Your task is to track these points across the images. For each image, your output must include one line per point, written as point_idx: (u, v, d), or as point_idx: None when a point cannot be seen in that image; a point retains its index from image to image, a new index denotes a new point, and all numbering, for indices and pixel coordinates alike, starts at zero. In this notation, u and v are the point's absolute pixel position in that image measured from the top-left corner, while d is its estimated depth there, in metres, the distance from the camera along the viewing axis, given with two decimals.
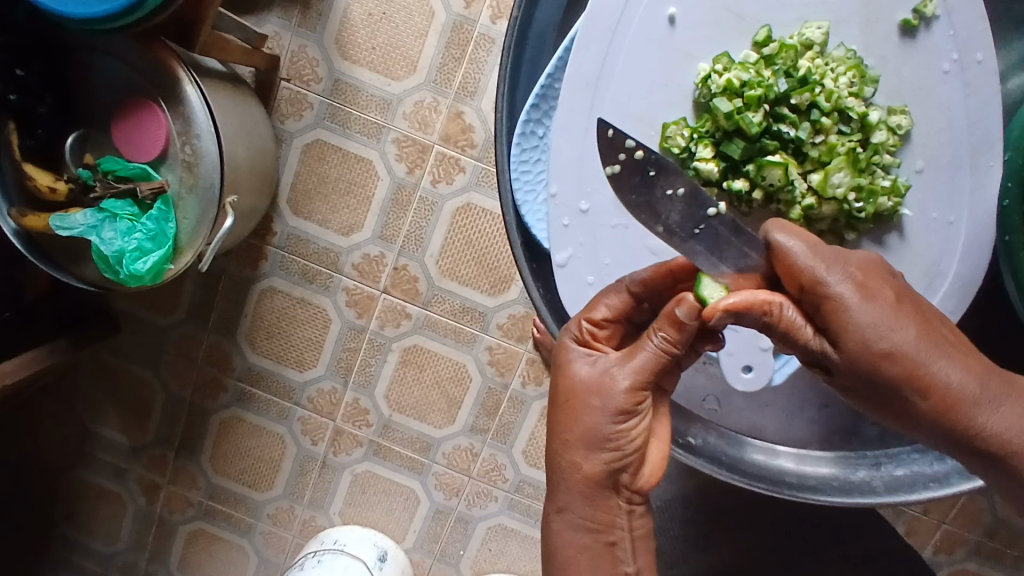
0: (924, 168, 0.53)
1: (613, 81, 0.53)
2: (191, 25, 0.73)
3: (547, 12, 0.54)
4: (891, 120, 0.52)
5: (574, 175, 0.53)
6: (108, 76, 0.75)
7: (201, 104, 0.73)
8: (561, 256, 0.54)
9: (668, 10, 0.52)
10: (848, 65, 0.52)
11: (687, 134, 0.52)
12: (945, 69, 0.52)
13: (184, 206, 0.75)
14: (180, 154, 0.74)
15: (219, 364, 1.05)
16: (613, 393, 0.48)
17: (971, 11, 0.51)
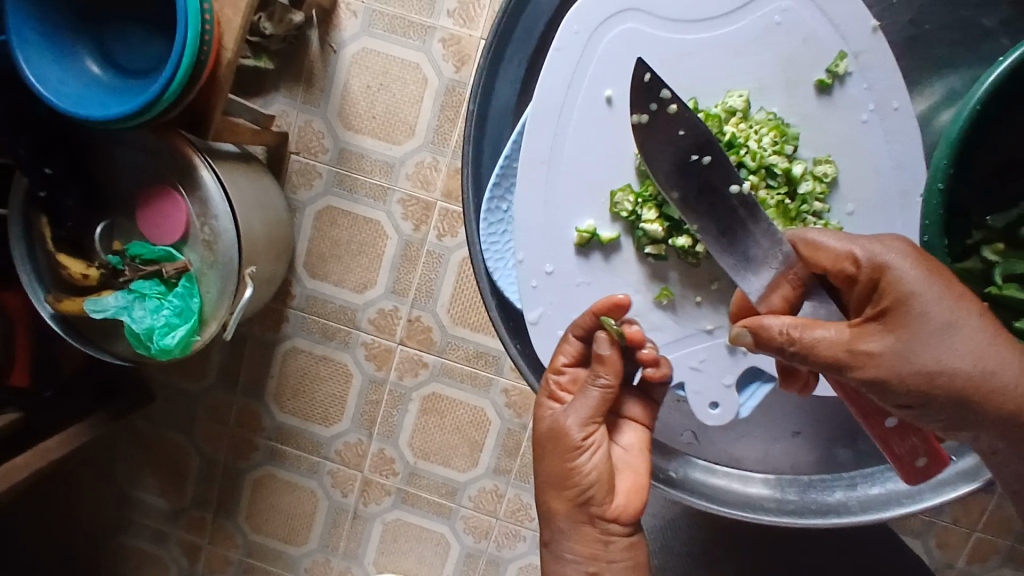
0: (854, 211, 0.56)
1: (563, 157, 0.57)
2: (203, 115, 0.78)
3: (504, 95, 0.58)
4: (817, 169, 0.55)
5: (540, 242, 0.58)
6: (128, 165, 0.82)
7: (217, 187, 0.78)
8: (533, 313, 0.59)
9: (605, 91, 0.56)
10: (769, 127, 0.55)
11: (633, 199, 0.56)
12: (864, 118, 0.55)
13: (207, 281, 0.81)
14: (200, 234, 0.80)
15: (249, 425, 1.09)
16: (563, 430, 0.55)
17: (883, 64, 0.54)
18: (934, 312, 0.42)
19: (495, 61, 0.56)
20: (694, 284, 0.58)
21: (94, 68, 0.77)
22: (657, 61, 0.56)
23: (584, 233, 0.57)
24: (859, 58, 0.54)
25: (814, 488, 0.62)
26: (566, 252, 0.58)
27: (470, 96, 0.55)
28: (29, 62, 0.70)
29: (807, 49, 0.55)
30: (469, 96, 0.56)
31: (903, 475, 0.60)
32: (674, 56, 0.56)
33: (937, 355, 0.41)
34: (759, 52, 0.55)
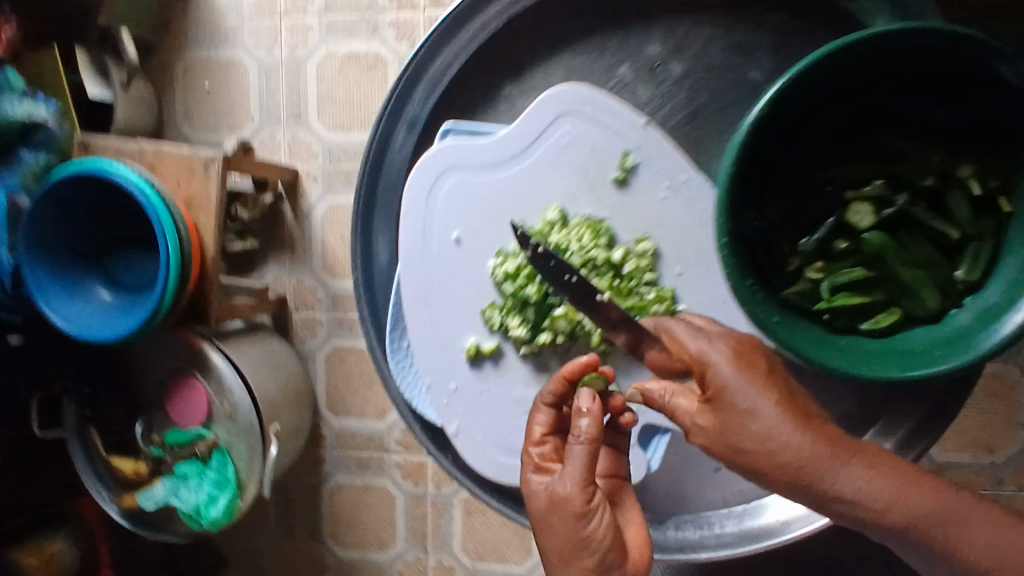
0: (682, 270, 0.64)
1: (435, 295, 0.69)
2: (202, 306, 0.90)
3: (385, 261, 0.73)
4: (636, 249, 0.65)
5: (438, 365, 0.69)
6: (151, 367, 0.93)
7: (226, 365, 0.89)
8: (452, 425, 0.68)
9: (452, 236, 0.68)
10: (585, 226, 0.65)
11: (497, 312, 0.67)
12: (662, 196, 0.64)
13: (235, 449, 0.90)
14: (221, 409, 0.90)
15: (315, 566, 1.16)
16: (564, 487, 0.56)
17: (659, 151, 0.63)
18: (764, 413, 0.53)
19: (370, 234, 0.73)
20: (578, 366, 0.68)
21: (106, 295, 0.89)
22: (484, 201, 0.68)
23: (470, 349, 0.68)
24: (640, 151, 0.64)
25: (743, 517, 0.70)
26: (461, 368, 0.68)
27: (353, 269, 0.72)
28: (55, 308, 0.84)
29: (593, 159, 0.65)
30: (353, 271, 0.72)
31: None
32: (495, 193, 0.67)
33: (761, 440, 0.52)
34: (559, 172, 0.66)
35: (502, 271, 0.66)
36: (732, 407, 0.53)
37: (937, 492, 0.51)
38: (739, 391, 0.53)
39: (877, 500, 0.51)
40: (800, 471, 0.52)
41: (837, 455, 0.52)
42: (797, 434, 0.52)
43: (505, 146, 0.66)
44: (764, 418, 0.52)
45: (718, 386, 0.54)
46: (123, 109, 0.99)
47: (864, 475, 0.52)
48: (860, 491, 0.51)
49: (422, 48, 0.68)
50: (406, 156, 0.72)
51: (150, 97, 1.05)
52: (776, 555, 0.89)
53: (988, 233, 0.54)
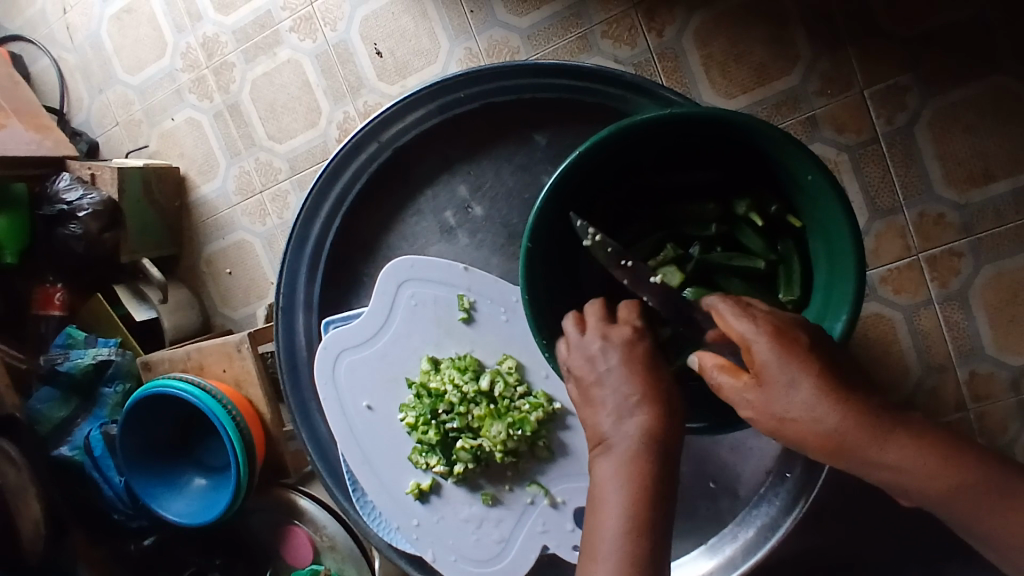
0: (547, 372, 0.68)
1: (373, 455, 0.72)
2: (279, 462, 1.05)
3: (325, 433, 0.75)
4: (503, 368, 0.68)
5: (396, 507, 0.72)
6: (259, 525, 1.07)
7: (314, 504, 1.01)
8: (428, 554, 0.71)
9: (364, 402, 0.72)
10: (454, 367, 0.68)
11: (420, 456, 0.70)
12: (505, 318, 0.69)
13: (347, 572, 1.01)
14: (323, 543, 1.01)
15: None
16: (640, 386, 0.50)
17: (490, 282, 0.68)
18: (795, 388, 0.44)
19: (306, 415, 0.75)
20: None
21: (201, 480, 1.04)
22: (374, 368, 0.72)
23: (413, 490, 0.71)
24: (472, 290, 0.68)
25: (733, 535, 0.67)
26: (416, 506, 0.71)
27: (304, 452, 0.74)
28: (163, 505, 1.00)
29: (442, 307, 0.70)
30: (307, 452, 0.75)
31: (783, 470, 0.66)
32: (380, 360, 0.71)
33: (793, 420, 0.44)
34: (421, 324, 0.70)
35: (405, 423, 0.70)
36: (760, 388, 0.45)
37: (987, 466, 0.43)
38: (766, 368, 0.45)
39: (923, 475, 0.43)
40: (834, 449, 0.43)
41: (881, 429, 0.43)
42: (828, 411, 0.43)
43: (368, 322, 0.71)
44: (804, 396, 0.43)
45: (756, 367, 0.46)
46: (168, 318, 1.16)
47: (913, 442, 0.43)
48: (903, 468, 0.43)
49: (287, 257, 0.72)
50: (312, 341, 0.74)
51: (190, 297, 1.21)
52: None
53: (788, 252, 0.60)
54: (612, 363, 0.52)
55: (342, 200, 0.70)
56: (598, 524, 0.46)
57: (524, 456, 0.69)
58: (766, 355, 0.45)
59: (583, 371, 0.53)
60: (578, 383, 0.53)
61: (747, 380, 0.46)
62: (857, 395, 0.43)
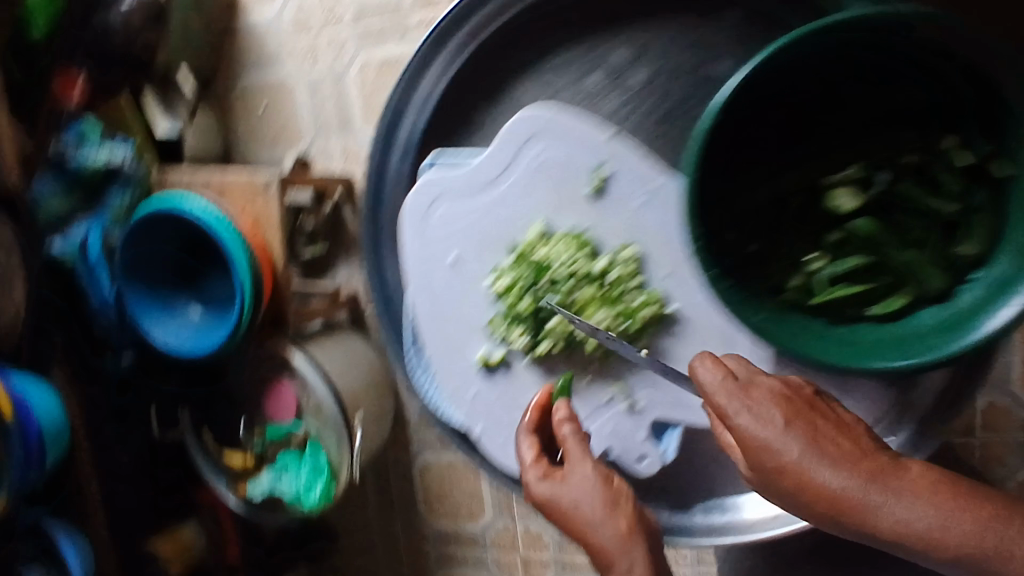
0: (671, 272, 0.74)
1: (448, 309, 0.77)
2: (281, 314, 1.01)
3: (395, 284, 0.85)
4: (621, 258, 0.74)
5: (455, 364, 0.80)
6: (245, 373, 1.04)
7: (308, 365, 0.97)
8: (474, 409, 0.80)
9: (451, 255, 0.79)
10: (569, 241, 0.74)
11: (503, 322, 0.77)
12: (637, 208, 0.74)
13: (326, 438, 0.99)
14: (309, 405, 0.99)
15: (415, 536, 1.26)
16: (659, 482, 0.57)
17: (634, 170, 0.73)
18: (790, 443, 0.54)
19: (379, 263, 0.84)
20: (578, 365, 0.79)
21: (196, 311, 1.00)
22: (483, 222, 0.78)
23: (484, 359, 0.79)
24: (608, 167, 0.74)
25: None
26: (473, 362, 0.80)
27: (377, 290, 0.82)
28: (153, 326, 0.97)
29: (565, 177, 0.75)
30: (373, 296, 0.85)
31: None
32: (485, 216, 0.78)
33: (798, 472, 0.53)
34: (536, 195, 0.76)
35: (499, 286, 0.77)
36: (741, 421, 0.57)
37: (981, 496, 0.51)
38: (747, 424, 0.56)
39: (924, 521, 0.50)
40: (841, 500, 0.52)
41: (878, 471, 0.52)
42: (825, 458, 0.53)
43: (489, 169, 0.76)
44: (802, 451, 0.54)
45: (736, 433, 0.56)
46: (192, 138, 1.09)
47: (905, 487, 0.51)
48: (905, 521, 0.50)
49: (403, 80, 0.79)
50: (399, 179, 0.82)
51: (215, 123, 1.13)
52: None
53: (984, 202, 0.63)
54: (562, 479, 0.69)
55: (477, 33, 0.77)
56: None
57: (606, 340, 0.73)
58: (777, 420, 0.56)
59: (552, 491, 0.68)
60: (542, 498, 0.69)
61: (750, 433, 0.56)
62: (858, 439, 0.55)
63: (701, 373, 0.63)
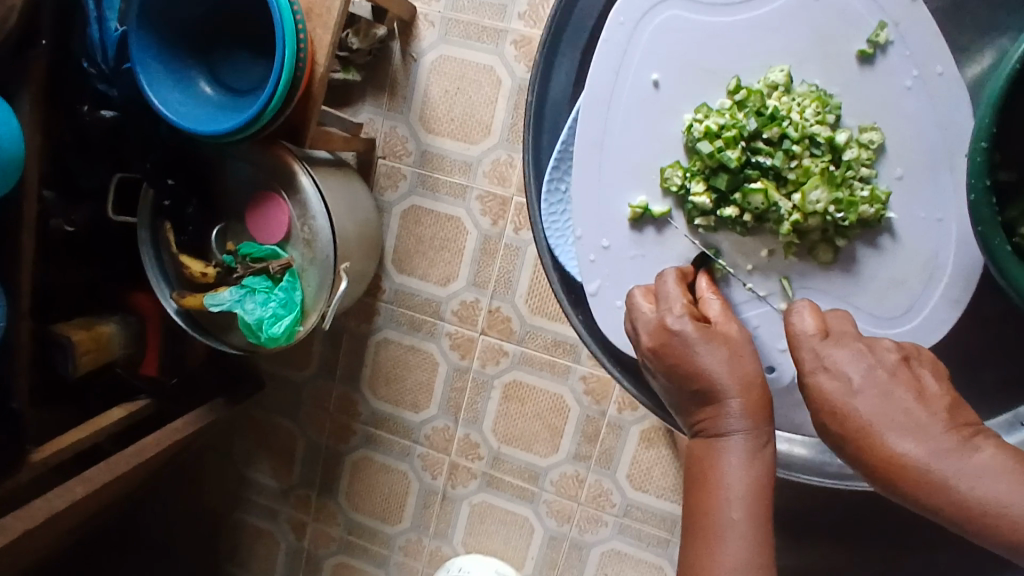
0: (905, 174, 0.46)
1: (616, 140, 0.50)
2: (301, 126, 0.86)
3: (560, 84, 0.53)
4: (861, 137, 0.46)
5: (597, 215, 0.51)
6: (239, 176, 0.91)
7: (314, 190, 0.87)
8: (590, 286, 0.52)
9: (650, 75, 0.49)
10: (811, 98, 0.46)
11: (682, 172, 0.48)
12: (906, 85, 0.46)
13: (308, 275, 0.89)
14: (300, 234, 0.89)
15: (348, 411, 1.16)
16: (750, 392, 0.43)
17: (923, 22, 0.45)
18: (862, 396, 0.41)
19: (549, 58, 0.52)
20: (747, 251, 0.49)
21: (207, 90, 0.87)
22: (692, 41, 0.48)
23: (636, 209, 0.50)
24: (900, 27, 0.45)
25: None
26: (624, 225, 0.51)
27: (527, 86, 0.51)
28: (153, 85, 0.81)
29: (844, 23, 0.46)
30: (524, 89, 0.52)
31: None
32: (710, 34, 0.47)
33: (866, 436, 0.40)
34: (797, 25, 0.46)
35: (703, 127, 0.47)
36: (835, 352, 0.43)
37: None
38: (843, 359, 0.43)
39: (1019, 503, 0.36)
40: (902, 467, 0.39)
41: (948, 443, 0.39)
42: (895, 421, 0.40)
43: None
44: (867, 402, 0.41)
45: (813, 358, 0.44)
46: None
47: (973, 471, 0.37)
48: (975, 489, 0.37)
49: None
50: None
51: None
52: (815, 515, 0.86)
53: None
54: (714, 342, 0.44)
55: None
56: (720, 509, 0.42)
57: (802, 256, 0.49)
58: (889, 355, 0.43)
59: (692, 349, 0.44)
60: (670, 346, 0.45)
61: (824, 372, 0.43)
62: (920, 388, 0.41)
63: (894, 296, 0.48)
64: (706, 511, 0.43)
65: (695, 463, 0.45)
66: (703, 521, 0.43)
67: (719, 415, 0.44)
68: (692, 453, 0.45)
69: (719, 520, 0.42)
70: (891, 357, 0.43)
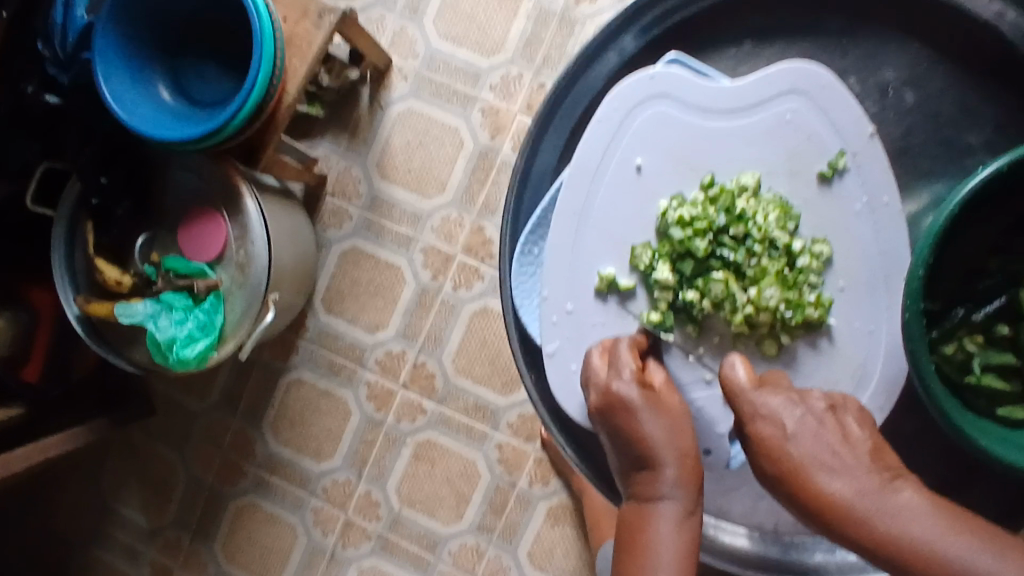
0: (847, 287, 0.51)
1: (594, 212, 0.52)
2: (257, 149, 0.83)
3: (546, 153, 0.55)
4: (813, 247, 0.51)
5: (566, 279, 0.53)
6: (179, 185, 0.88)
7: (258, 216, 0.84)
8: (548, 346, 0.53)
9: (635, 159, 0.52)
10: (776, 205, 0.51)
11: (651, 252, 0.51)
12: (857, 209, 0.51)
13: (233, 300, 0.85)
14: (235, 257, 0.85)
15: (244, 451, 1.08)
16: (685, 462, 0.45)
17: (880, 160, 0.50)
18: (790, 477, 0.43)
19: (542, 128, 0.55)
20: (701, 336, 0.52)
21: (164, 94, 0.84)
22: (677, 136, 0.52)
23: (605, 278, 0.52)
24: (858, 157, 0.50)
25: (794, 548, 0.56)
26: (589, 293, 0.53)
27: (517, 153, 0.53)
28: (109, 81, 0.77)
29: (811, 145, 0.51)
30: (515, 153, 0.54)
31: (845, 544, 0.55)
32: (696, 135, 0.52)
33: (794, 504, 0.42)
34: (770, 142, 0.51)
35: (678, 215, 0.50)
36: (771, 401, 0.45)
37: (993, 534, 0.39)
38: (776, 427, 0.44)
39: (969, 555, 0.38)
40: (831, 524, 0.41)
41: (871, 484, 0.41)
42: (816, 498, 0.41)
43: (727, 92, 0.51)
44: (805, 450, 0.43)
45: (751, 406, 0.46)
46: None
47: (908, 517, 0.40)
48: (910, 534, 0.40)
49: None
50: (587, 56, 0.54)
51: None
52: None
53: None
54: (656, 409, 0.46)
55: None
56: (646, 573, 0.43)
57: (749, 346, 0.52)
58: (818, 404, 0.46)
59: (634, 413, 0.46)
60: (615, 407, 0.46)
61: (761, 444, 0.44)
62: (846, 433, 0.44)
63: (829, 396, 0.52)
64: (632, 575, 0.43)
65: (626, 527, 0.46)
66: None
67: (654, 481, 0.45)
68: (622, 516, 0.46)
69: None
70: (819, 406, 0.45)
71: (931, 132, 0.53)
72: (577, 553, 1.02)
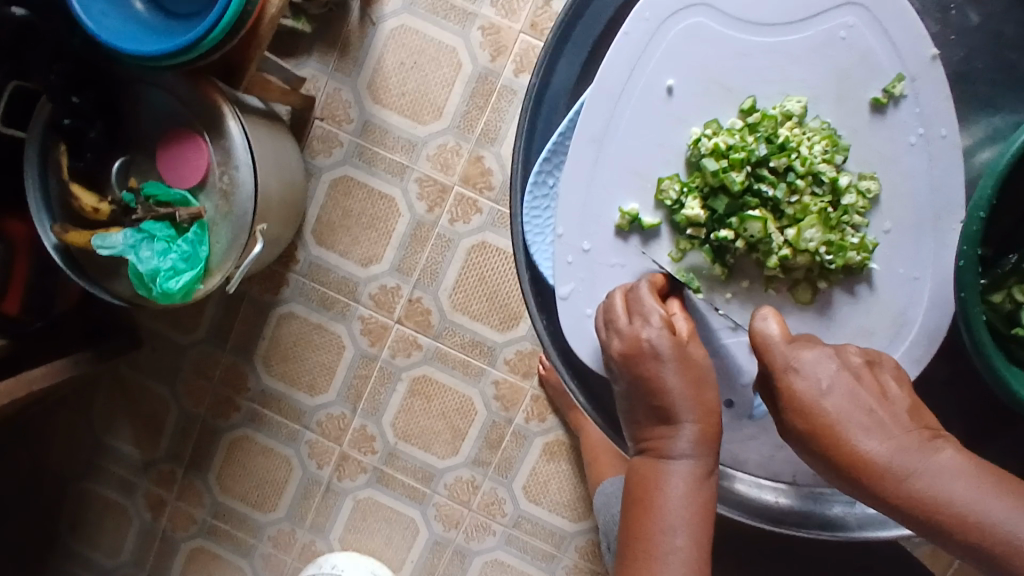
0: (892, 229, 0.48)
1: (616, 140, 0.48)
2: (237, 68, 0.76)
3: (563, 75, 0.50)
4: (860, 184, 0.47)
5: (581, 216, 0.49)
6: (156, 107, 0.81)
7: (242, 139, 0.78)
8: (563, 289, 0.50)
9: (667, 80, 0.48)
10: (822, 135, 0.47)
11: (679, 187, 0.48)
12: (910, 141, 0.47)
13: (218, 231, 0.80)
14: (218, 182, 0.80)
15: (235, 384, 1.06)
16: (707, 420, 0.44)
17: (939, 88, 0.46)
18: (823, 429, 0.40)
19: (559, 46, 0.50)
20: (734, 278, 0.49)
21: (138, 6, 0.76)
22: (716, 55, 0.47)
23: (627, 215, 0.48)
24: (916, 82, 0.46)
25: (813, 500, 0.55)
26: (608, 230, 0.49)
27: (532, 71, 0.49)
28: None
29: (863, 67, 0.46)
30: (529, 71, 0.49)
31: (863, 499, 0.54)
32: (734, 55, 0.47)
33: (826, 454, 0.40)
34: (817, 64, 0.47)
35: (713, 144, 0.46)
36: (802, 354, 0.42)
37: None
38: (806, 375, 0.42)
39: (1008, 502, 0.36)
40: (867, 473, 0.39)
41: (898, 429, 0.40)
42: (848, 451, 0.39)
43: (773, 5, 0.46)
44: (837, 402, 0.40)
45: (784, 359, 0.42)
46: None
47: (941, 473, 0.38)
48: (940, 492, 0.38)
49: None
50: None
51: None
52: None
53: None
54: (682, 364, 0.44)
55: None
56: (660, 532, 0.44)
57: (782, 291, 0.49)
58: (855, 358, 0.43)
59: (658, 368, 0.44)
60: (639, 359, 0.44)
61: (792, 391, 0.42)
62: (886, 393, 0.42)
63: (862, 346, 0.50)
64: (648, 534, 0.45)
65: (639, 479, 0.46)
66: (643, 540, 0.45)
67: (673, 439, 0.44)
68: (635, 468, 0.46)
69: (660, 543, 0.44)
70: (856, 360, 0.43)
71: (990, 57, 0.48)
72: (573, 487, 1.03)
